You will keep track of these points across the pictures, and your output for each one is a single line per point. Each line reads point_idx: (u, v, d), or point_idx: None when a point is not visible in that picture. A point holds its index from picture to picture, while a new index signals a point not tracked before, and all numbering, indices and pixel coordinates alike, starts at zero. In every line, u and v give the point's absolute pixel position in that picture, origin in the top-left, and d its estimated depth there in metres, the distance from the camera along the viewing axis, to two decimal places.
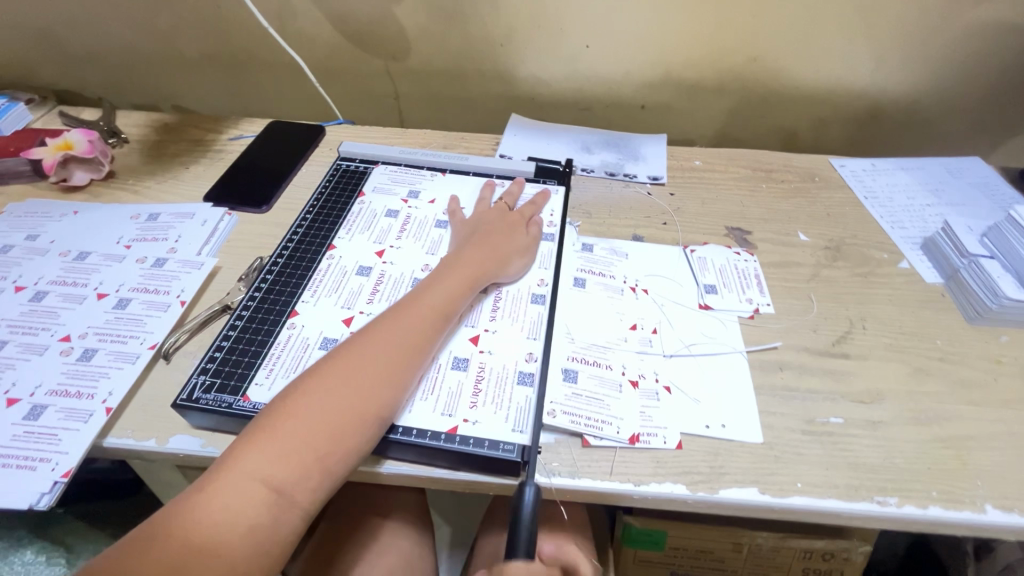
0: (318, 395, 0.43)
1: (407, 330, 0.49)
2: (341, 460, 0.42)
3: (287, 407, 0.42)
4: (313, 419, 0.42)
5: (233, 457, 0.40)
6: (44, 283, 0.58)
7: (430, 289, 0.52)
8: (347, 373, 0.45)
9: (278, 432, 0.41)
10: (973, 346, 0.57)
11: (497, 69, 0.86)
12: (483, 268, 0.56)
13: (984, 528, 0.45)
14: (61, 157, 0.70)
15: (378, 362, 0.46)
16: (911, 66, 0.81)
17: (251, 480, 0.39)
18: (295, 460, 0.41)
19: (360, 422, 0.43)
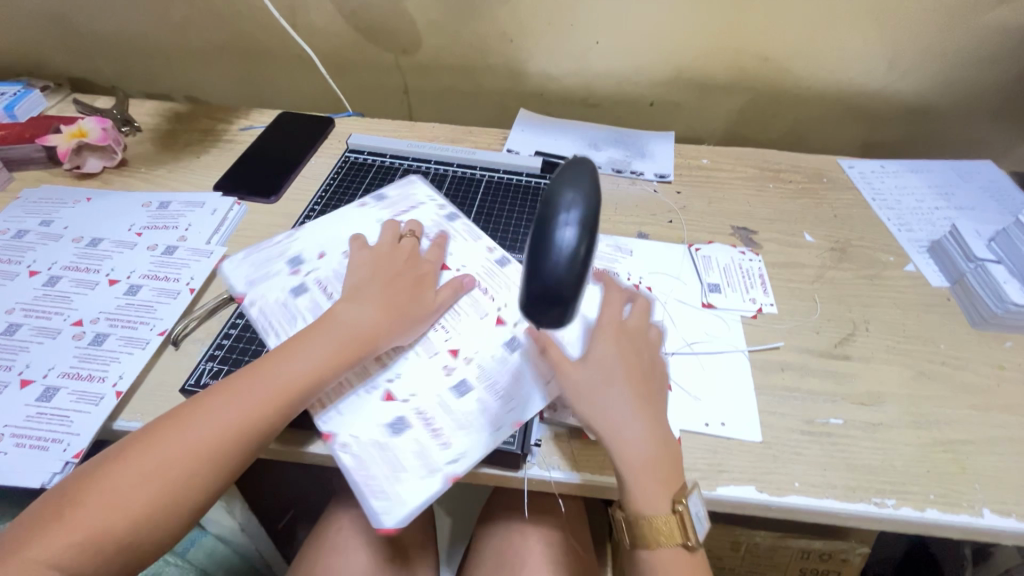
0: (126, 479, 0.38)
1: (243, 406, 0.42)
2: (147, 547, 0.39)
3: (91, 488, 0.38)
4: (119, 503, 0.38)
5: (24, 537, 0.37)
6: (58, 269, 0.59)
7: (293, 355, 0.45)
8: (167, 454, 0.40)
9: (71, 518, 0.37)
10: (977, 351, 0.57)
11: (506, 63, 0.86)
12: (369, 330, 0.47)
13: (981, 532, 0.45)
14: (75, 144, 0.71)
15: (205, 449, 0.40)
16: (925, 68, 0.80)
17: (35, 565, 0.36)
18: (130, 506, 0.38)
19: (176, 508, 0.39)
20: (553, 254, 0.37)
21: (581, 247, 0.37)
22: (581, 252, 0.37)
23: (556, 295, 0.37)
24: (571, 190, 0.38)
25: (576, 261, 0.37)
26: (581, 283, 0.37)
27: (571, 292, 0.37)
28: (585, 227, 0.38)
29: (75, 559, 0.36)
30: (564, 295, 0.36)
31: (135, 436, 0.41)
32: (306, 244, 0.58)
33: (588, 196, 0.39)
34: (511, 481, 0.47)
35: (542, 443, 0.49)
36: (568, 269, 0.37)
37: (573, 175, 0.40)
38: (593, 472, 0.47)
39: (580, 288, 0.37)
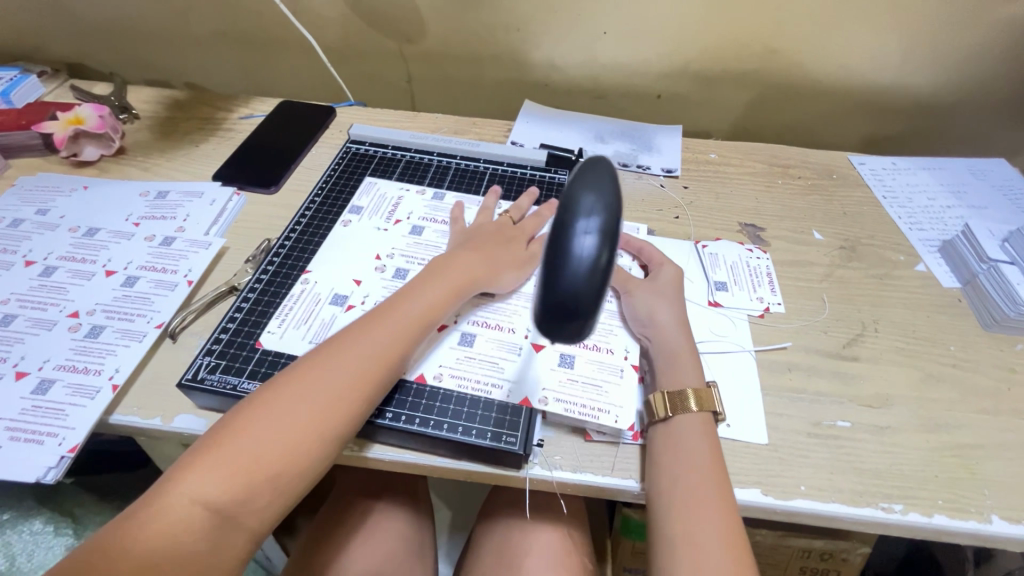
0: (278, 410, 0.40)
1: (384, 341, 0.46)
2: (294, 483, 0.39)
3: (242, 424, 0.39)
4: (271, 434, 0.39)
5: (177, 474, 0.37)
6: (54, 259, 0.58)
7: (412, 298, 0.49)
8: (311, 389, 0.41)
9: (227, 449, 0.38)
10: (988, 353, 0.56)
11: (511, 53, 0.84)
12: (474, 274, 0.52)
13: (989, 538, 0.45)
14: (71, 131, 0.70)
15: (348, 381, 0.43)
16: (940, 63, 0.78)
17: (189, 498, 0.36)
18: (240, 479, 0.38)
19: (323, 441, 0.40)
20: (568, 264, 0.31)
21: (602, 256, 0.31)
22: (603, 262, 0.31)
23: (572, 312, 0.31)
24: (593, 193, 0.33)
25: (597, 273, 0.31)
26: (602, 299, 0.32)
27: (590, 310, 0.32)
28: (609, 234, 0.32)
29: (227, 489, 0.37)
30: (581, 312, 0.31)
31: (268, 383, 0.42)
32: (335, 281, 0.56)
33: (611, 198, 0.33)
34: (512, 481, 0.47)
35: (544, 443, 0.48)
36: (588, 283, 0.31)
37: (592, 173, 0.34)
38: (595, 473, 0.46)
39: (599, 302, 0.32)
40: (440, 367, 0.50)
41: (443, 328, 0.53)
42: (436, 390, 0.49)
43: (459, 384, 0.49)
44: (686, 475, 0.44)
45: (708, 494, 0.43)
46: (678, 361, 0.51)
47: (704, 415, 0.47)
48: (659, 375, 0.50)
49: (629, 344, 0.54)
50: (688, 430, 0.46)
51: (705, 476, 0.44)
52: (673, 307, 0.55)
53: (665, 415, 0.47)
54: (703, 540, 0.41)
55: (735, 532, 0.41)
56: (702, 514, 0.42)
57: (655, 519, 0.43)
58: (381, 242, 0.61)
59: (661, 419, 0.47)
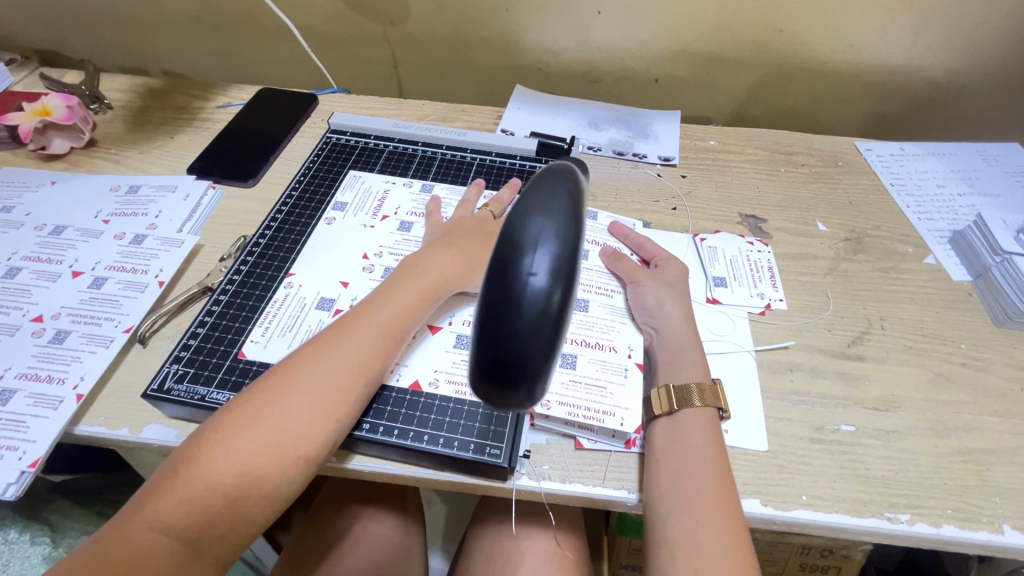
0: (239, 432, 0.38)
1: (350, 356, 0.43)
2: (258, 508, 0.38)
3: (201, 448, 0.38)
4: (229, 458, 0.37)
5: (139, 502, 0.36)
6: (18, 259, 0.55)
7: (378, 307, 0.46)
8: (269, 409, 0.40)
9: (187, 477, 0.37)
10: (1000, 352, 0.53)
11: (501, 36, 0.80)
12: (447, 276, 0.49)
13: (1001, 550, 0.42)
14: (38, 123, 0.66)
15: (311, 399, 0.40)
16: (953, 42, 0.74)
17: (148, 527, 0.35)
18: (199, 508, 0.36)
19: (284, 464, 0.39)
20: (514, 307, 0.27)
21: (552, 295, 0.27)
22: (554, 307, 0.27)
23: (516, 372, 0.27)
24: (540, 216, 0.28)
25: (544, 325, 0.27)
26: (553, 349, 0.27)
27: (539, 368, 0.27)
28: (561, 270, 0.27)
29: (186, 518, 0.36)
30: (526, 374, 0.27)
31: (227, 406, 0.40)
32: (321, 284, 0.53)
33: (563, 223, 0.28)
34: (498, 492, 0.44)
35: (531, 452, 0.46)
36: (533, 336, 0.27)
37: (539, 193, 0.29)
38: (586, 483, 0.44)
39: (548, 356, 0.27)
40: (436, 372, 0.48)
41: (436, 329, 0.50)
42: (417, 399, 0.46)
43: (455, 389, 0.47)
44: (687, 469, 0.42)
45: (710, 491, 0.40)
46: (685, 358, 0.48)
47: (709, 411, 0.45)
48: (661, 369, 0.48)
49: (634, 340, 0.51)
50: (691, 426, 0.44)
51: (707, 472, 0.41)
52: (679, 300, 0.52)
53: (668, 410, 0.45)
54: (705, 538, 0.38)
55: (738, 531, 0.39)
56: (703, 511, 0.39)
57: (655, 516, 0.41)
58: (368, 240, 0.58)
59: (664, 415, 0.45)
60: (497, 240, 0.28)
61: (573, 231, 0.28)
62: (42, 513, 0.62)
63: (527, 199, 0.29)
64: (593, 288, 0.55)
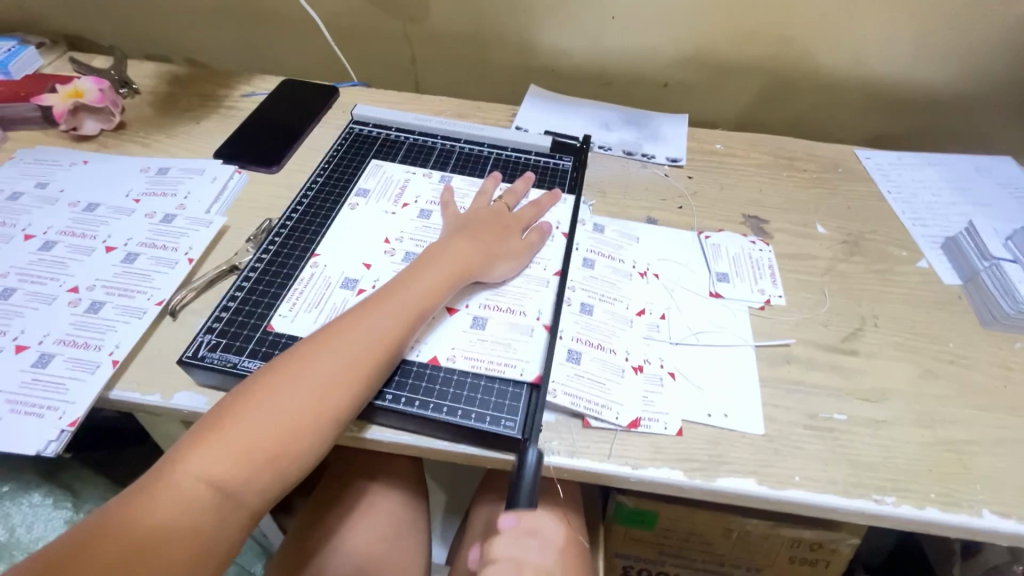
0: (280, 394, 0.42)
1: (379, 328, 0.46)
2: (292, 465, 0.41)
3: (243, 406, 0.41)
4: (269, 418, 0.41)
5: (179, 454, 0.39)
6: (53, 233, 0.58)
7: (405, 287, 0.49)
8: (306, 373, 0.43)
9: (227, 432, 0.40)
10: (986, 351, 0.56)
11: (518, 37, 0.83)
12: (469, 263, 0.53)
13: (979, 532, 0.45)
14: (71, 104, 0.69)
15: (344, 367, 0.44)
16: (950, 58, 0.77)
17: (193, 478, 0.38)
18: (238, 461, 0.39)
19: (320, 426, 0.42)
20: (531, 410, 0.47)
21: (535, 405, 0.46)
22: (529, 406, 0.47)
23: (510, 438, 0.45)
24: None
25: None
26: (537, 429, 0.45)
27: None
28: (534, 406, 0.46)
29: (229, 472, 0.39)
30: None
31: (264, 369, 0.44)
32: (345, 266, 0.56)
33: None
34: (509, 465, 0.47)
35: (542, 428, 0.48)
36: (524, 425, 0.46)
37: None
38: (592, 458, 0.47)
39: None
40: (454, 349, 0.51)
41: (453, 311, 0.53)
42: (436, 373, 0.49)
43: (471, 365, 0.50)
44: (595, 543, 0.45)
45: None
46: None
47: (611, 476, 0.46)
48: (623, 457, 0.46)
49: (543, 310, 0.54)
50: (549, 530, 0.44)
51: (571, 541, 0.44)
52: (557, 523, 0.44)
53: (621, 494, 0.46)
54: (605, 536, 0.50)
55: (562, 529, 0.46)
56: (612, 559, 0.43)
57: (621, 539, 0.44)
58: (389, 225, 0.60)
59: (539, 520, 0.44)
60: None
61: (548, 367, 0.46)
62: (64, 480, 0.64)
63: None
64: (595, 296, 0.57)
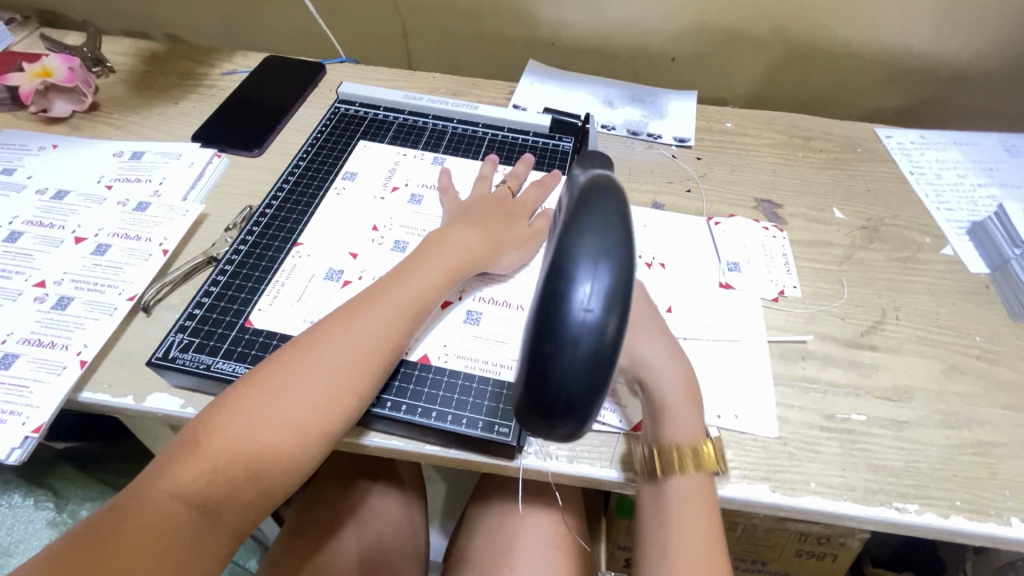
0: (262, 404, 0.38)
1: (372, 330, 0.42)
2: (278, 480, 0.38)
3: (222, 418, 0.38)
4: (250, 430, 0.37)
5: (157, 470, 0.36)
6: (20, 223, 0.54)
7: (401, 283, 0.45)
8: (290, 380, 0.39)
9: (207, 447, 0.37)
10: (1015, 345, 0.52)
11: (516, 8, 0.78)
12: (471, 254, 0.48)
13: (1008, 542, 0.42)
14: (39, 84, 0.65)
15: (332, 373, 0.40)
16: (981, 28, 0.72)
17: (168, 497, 0.35)
18: (218, 477, 0.36)
19: (306, 437, 0.38)
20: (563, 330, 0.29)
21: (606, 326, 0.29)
22: (608, 334, 0.29)
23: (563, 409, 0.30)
24: (589, 281, 0.29)
25: (599, 361, 0.30)
26: (604, 377, 0.30)
27: (588, 395, 0.30)
28: (612, 301, 0.29)
29: (207, 489, 0.36)
30: (580, 406, 0.30)
31: (248, 374, 0.40)
32: (329, 255, 0.52)
33: (618, 266, 0.30)
34: (508, 472, 0.44)
35: None
36: (584, 374, 0.30)
37: (595, 215, 0.31)
38: (593, 464, 0.44)
39: (608, 372, 0.30)
40: (445, 346, 0.47)
41: (447, 305, 0.50)
42: (425, 374, 0.46)
43: (464, 364, 0.47)
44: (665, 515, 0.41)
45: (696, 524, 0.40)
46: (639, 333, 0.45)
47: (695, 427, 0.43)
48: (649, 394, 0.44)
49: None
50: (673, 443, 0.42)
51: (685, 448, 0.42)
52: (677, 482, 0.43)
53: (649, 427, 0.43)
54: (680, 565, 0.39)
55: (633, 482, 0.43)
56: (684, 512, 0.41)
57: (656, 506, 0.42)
58: (377, 212, 0.56)
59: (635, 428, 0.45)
60: (549, 274, 0.30)
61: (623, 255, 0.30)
62: (46, 479, 0.62)
63: (575, 227, 0.30)
64: None
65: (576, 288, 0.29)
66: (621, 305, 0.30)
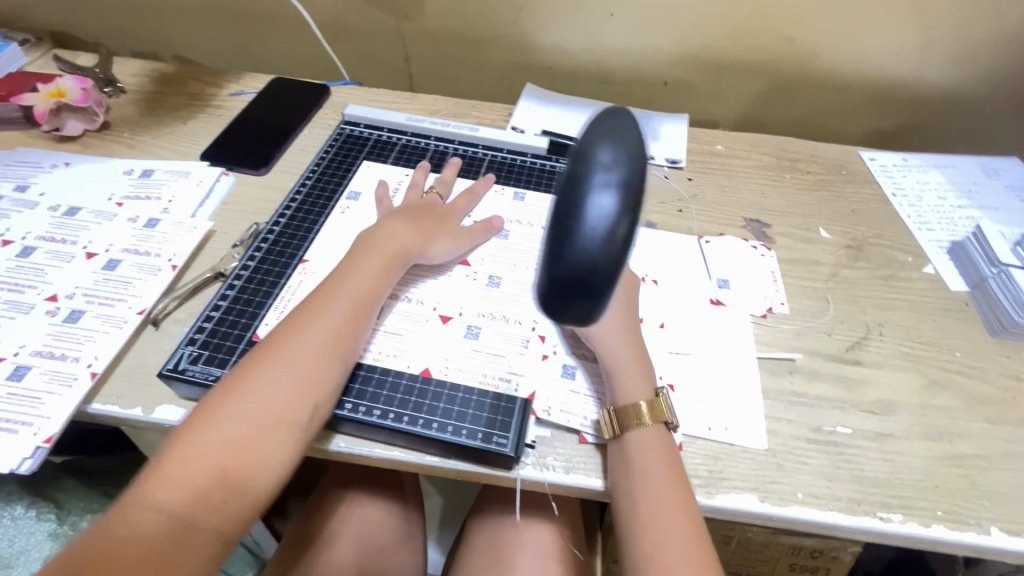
0: (227, 408, 0.39)
1: (327, 323, 0.45)
2: (253, 477, 0.38)
3: (191, 427, 0.38)
4: (221, 434, 0.38)
5: (134, 486, 0.37)
6: (33, 239, 0.56)
7: (343, 279, 0.48)
8: (252, 382, 0.41)
9: (179, 454, 0.37)
10: (994, 361, 0.55)
11: (515, 35, 0.81)
12: (406, 246, 0.52)
13: (988, 551, 0.44)
14: (53, 104, 0.67)
15: (294, 365, 0.42)
16: (957, 56, 0.75)
17: (148, 507, 0.36)
18: (193, 481, 0.37)
19: (276, 426, 0.40)
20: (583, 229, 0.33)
21: (618, 232, 0.33)
22: (619, 236, 0.33)
23: (582, 283, 0.33)
24: (607, 148, 0.35)
25: (607, 264, 0.33)
26: (616, 269, 0.34)
27: (610, 276, 0.34)
28: (625, 207, 0.34)
29: (181, 494, 0.36)
30: (600, 282, 0.33)
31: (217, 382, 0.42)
32: None
33: (631, 150, 0.36)
34: (507, 483, 0.45)
35: (536, 443, 0.46)
36: (603, 249, 0.33)
37: (607, 138, 0.36)
38: (589, 475, 0.45)
39: (615, 276, 0.34)
40: (445, 360, 0.49)
41: (446, 319, 0.52)
42: (427, 387, 0.48)
43: (464, 377, 0.48)
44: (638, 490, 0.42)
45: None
46: (619, 377, 0.47)
47: (658, 428, 0.45)
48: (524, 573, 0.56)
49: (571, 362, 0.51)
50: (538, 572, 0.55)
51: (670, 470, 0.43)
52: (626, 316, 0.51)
53: (618, 431, 0.45)
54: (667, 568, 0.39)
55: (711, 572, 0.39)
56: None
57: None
58: None
59: (612, 436, 0.45)
60: (574, 162, 0.36)
61: (636, 168, 0.35)
62: (46, 491, 0.62)
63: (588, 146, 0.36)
64: None
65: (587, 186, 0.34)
66: (632, 211, 0.34)
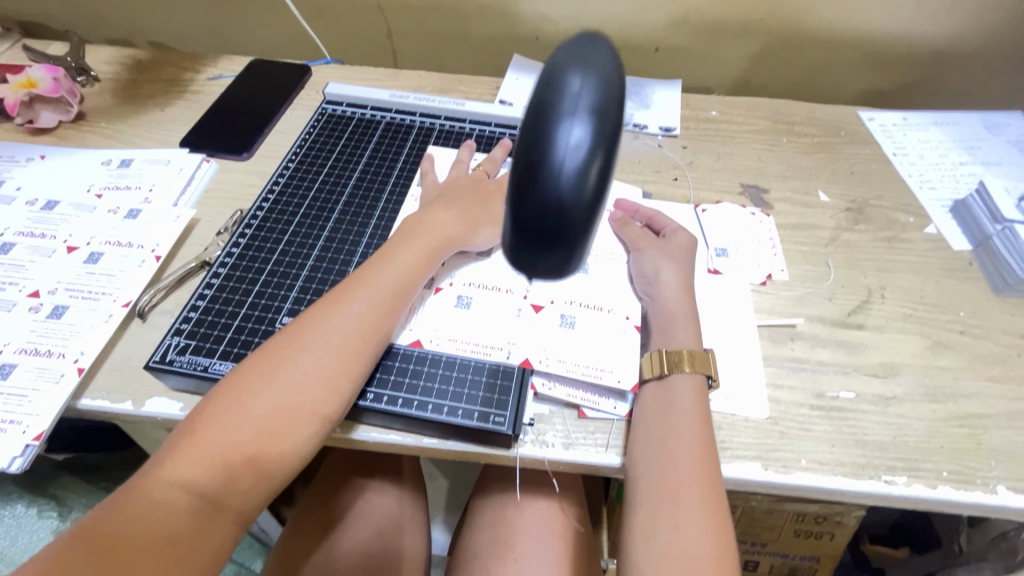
0: (254, 389, 0.39)
1: (360, 313, 0.44)
2: (278, 465, 0.38)
3: (219, 408, 0.38)
4: (251, 418, 0.38)
5: (158, 459, 0.37)
6: (11, 234, 0.54)
7: (380, 267, 0.47)
8: (285, 368, 0.40)
9: (206, 435, 0.37)
10: (999, 319, 0.54)
11: (499, 5, 0.78)
12: (451, 234, 0.51)
13: (994, 509, 0.43)
14: (24, 95, 0.65)
15: (325, 356, 0.41)
16: (958, 9, 0.73)
17: (169, 484, 0.36)
18: (216, 462, 0.37)
19: (307, 419, 0.39)
20: (554, 160, 0.27)
21: (590, 166, 0.28)
22: (594, 170, 0.28)
23: (556, 225, 0.28)
24: (579, 74, 0.29)
25: (582, 201, 0.27)
26: (593, 209, 0.28)
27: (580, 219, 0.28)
28: (598, 136, 0.28)
29: (207, 475, 0.36)
30: (569, 223, 0.27)
31: (248, 360, 0.41)
32: (321, 255, 0.53)
33: (604, 78, 0.30)
34: (507, 461, 0.45)
35: (534, 421, 0.46)
36: (578, 185, 0.27)
37: (574, 60, 0.30)
38: (588, 450, 0.44)
39: (591, 216, 0.28)
40: (437, 330, 0.49)
41: (438, 289, 0.51)
42: (421, 368, 0.47)
43: (450, 348, 0.48)
44: (661, 434, 0.42)
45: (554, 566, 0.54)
46: (675, 323, 0.48)
47: (698, 378, 0.45)
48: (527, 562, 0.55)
49: (631, 305, 0.51)
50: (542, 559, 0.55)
51: (692, 441, 0.42)
52: (678, 269, 0.52)
53: (659, 373, 0.45)
54: (683, 508, 0.39)
55: (724, 529, 0.38)
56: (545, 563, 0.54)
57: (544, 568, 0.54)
58: (370, 211, 0.57)
59: (655, 378, 0.46)
60: (538, 88, 0.30)
61: (612, 91, 0.30)
62: (47, 489, 0.62)
63: (560, 67, 0.30)
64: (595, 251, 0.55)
65: (555, 107, 0.28)
66: (606, 138, 0.29)
